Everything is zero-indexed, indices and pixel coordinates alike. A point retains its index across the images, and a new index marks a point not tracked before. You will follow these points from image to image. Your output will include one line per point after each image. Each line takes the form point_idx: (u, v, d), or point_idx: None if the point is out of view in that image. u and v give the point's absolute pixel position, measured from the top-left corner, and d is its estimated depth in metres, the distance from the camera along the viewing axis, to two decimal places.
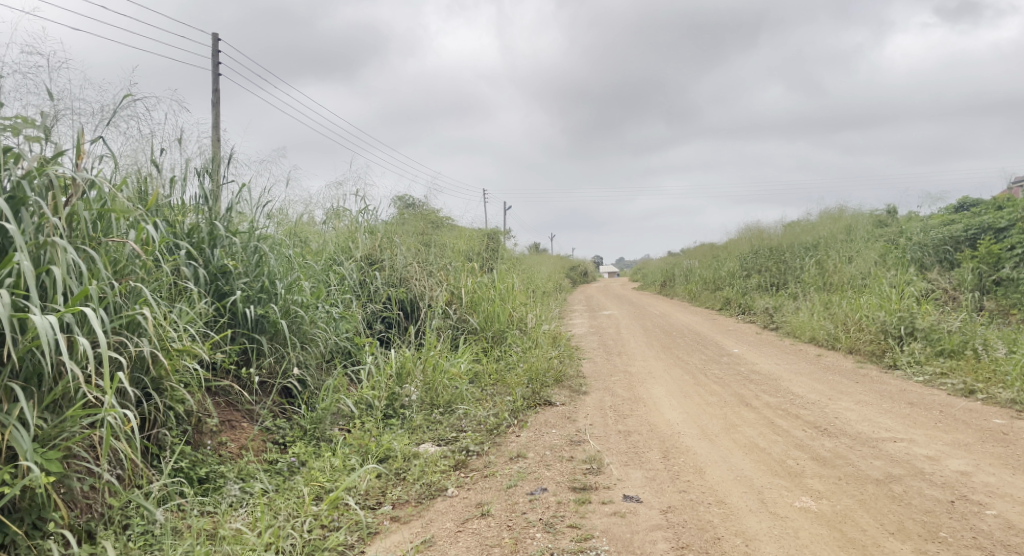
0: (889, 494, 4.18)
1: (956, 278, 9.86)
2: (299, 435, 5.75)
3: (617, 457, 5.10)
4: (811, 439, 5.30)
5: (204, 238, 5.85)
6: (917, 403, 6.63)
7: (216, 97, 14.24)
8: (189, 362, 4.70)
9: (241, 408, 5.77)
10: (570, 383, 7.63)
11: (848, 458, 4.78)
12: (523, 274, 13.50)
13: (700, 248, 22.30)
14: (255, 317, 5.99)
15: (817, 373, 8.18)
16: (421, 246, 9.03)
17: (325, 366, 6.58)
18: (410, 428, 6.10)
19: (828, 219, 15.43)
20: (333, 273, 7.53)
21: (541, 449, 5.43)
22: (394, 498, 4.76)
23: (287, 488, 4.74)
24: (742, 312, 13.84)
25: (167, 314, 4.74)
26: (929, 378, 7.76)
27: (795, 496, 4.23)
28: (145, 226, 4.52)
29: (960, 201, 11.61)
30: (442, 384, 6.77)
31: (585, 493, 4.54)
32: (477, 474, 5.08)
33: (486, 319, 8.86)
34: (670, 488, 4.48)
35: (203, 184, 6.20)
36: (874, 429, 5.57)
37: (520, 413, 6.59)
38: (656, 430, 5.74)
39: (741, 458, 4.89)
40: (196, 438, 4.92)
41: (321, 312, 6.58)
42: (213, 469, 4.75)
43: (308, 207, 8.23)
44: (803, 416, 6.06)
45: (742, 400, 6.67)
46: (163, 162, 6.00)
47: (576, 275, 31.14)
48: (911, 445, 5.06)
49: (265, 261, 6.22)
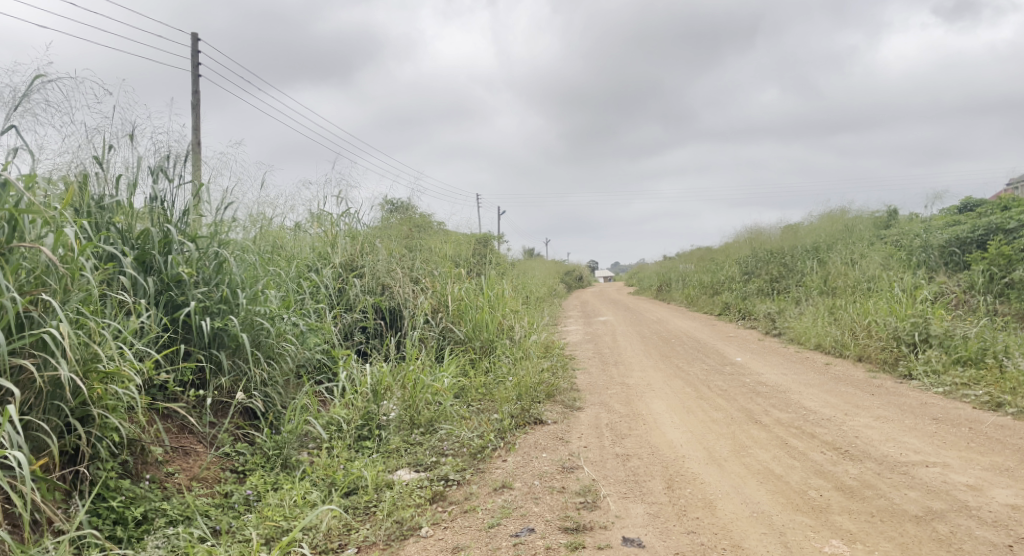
0: (934, 536, 3.62)
1: (966, 281, 9.28)
2: (261, 462, 5.15)
3: (615, 487, 4.49)
4: (832, 464, 4.71)
5: (153, 245, 5.26)
6: (943, 419, 6.04)
7: (195, 98, 13.67)
8: (120, 387, 4.15)
9: (196, 432, 5.17)
10: (563, 397, 7.01)
11: (877, 487, 4.20)
12: (515, 280, 12.89)
13: (697, 251, 21.74)
14: (212, 331, 5.38)
15: (829, 383, 7.59)
16: (404, 251, 8.43)
17: (296, 383, 5.96)
18: (386, 452, 5.51)
19: (829, 221, 14.84)
20: (306, 282, 6.91)
21: (529, 478, 4.82)
22: (360, 540, 4.22)
23: (236, 530, 4.29)
24: (743, 318, 13.25)
25: (99, 330, 4.21)
26: (949, 390, 7.17)
27: (823, 539, 3.68)
28: (64, 230, 4.01)
29: (963, 201, 11.08)
30: (423, 402, 6.15)
31: (578, 535, 3.96)
32: (456, 508, 4.49)
33: (474, 328, 8.22)
34: (676, 528, 3.91)
35: (157, 184, 5.61)
36: (901, 451, 4.97)
37: (508, 434, 5.96)
38: (658, 454, 5.14)
39: (755, 488, 4.30)
40: (138, 470, 4.47)
41: (289, 323, 5.94)
42: (152, 508, 4.24)
43: (282, 211, 7.65)
44: (820, 436, 5.46)
45: (751, 418, 6.07)
46: (111, 160, 5.43)
47: (570, 278, 30.55)
48: (948, 472, 4.48)
49: (226, 268, 5.61)
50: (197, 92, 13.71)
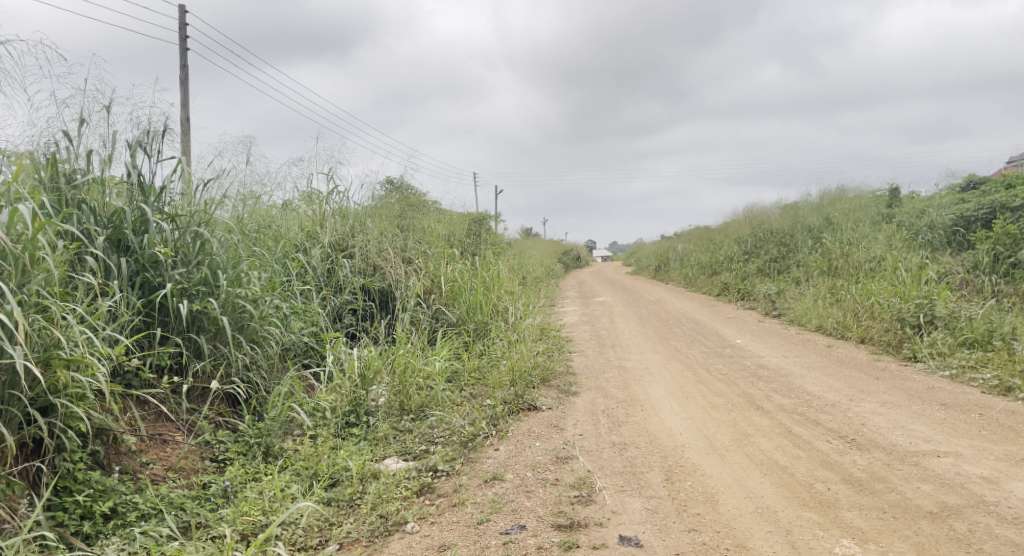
0: (952, 536, 3.45)
1: (970, 260, 9.00)
2: (242, 451, 4.88)
3: (612, 480, 4.27)
4: (839, 454, 4.49)
5: (127, 224, 4.99)
6: (951, 404, 5.82)
7: (184, 73, 13.30)
8: (83, 375, 3.98)
9: (174, 419, 4.94)
10: (558, 382, 6.78)
11: (888, 480, 3.98)
12: (511, 261, 12.64)
13: (696, 231, 21.45)
14: (190, 315, 5.13)
15: (832, 367, 7.36)
16: (396, 231, 8.16)
17: (281, 367, 5.72)
18: (374, 440, 5.28)
19: (830, 200, 14.54)
20: (291, 263, 6.65)
21: (522, 469, 4.59)
22: (343, 535, 4.03)
23: (212, 524, 4.11)
24: (742, 299, 13.02)
25: (61, 315, 4.06)
26: (956, 373, 6.95)
27: (832, 538, 3.49)
28: (18, 207, 3.91)
29: (966, 179, 10.80)
30: (413, 386, 5.91)
31: (572, 533, 3.74)
32: (444, 502, 4.28)
33: (468, 310, 7.98)
34: (676, 525, 3.70)
35: (133, 160, 5.28)
36: (910, 439, 4.76)
37: (500, 421, 5.73)
38: (657, 443, 4.92)
39: (759, 481, 4.08)
40: (109, 460, 4.26)
41: (273, 306, 5.69)
42: (124, 502, 4.05)
43: (268, 188, 7.37)
44: (825, 423, 5.24)
45: (753, 404, 5.84)
46: (84, 133, 5.14)
47: (567, 258, 30.30)
48: (961, 462, 4.27)
49: (206, 248, 5.36)
50: (187, 67, 13.34)
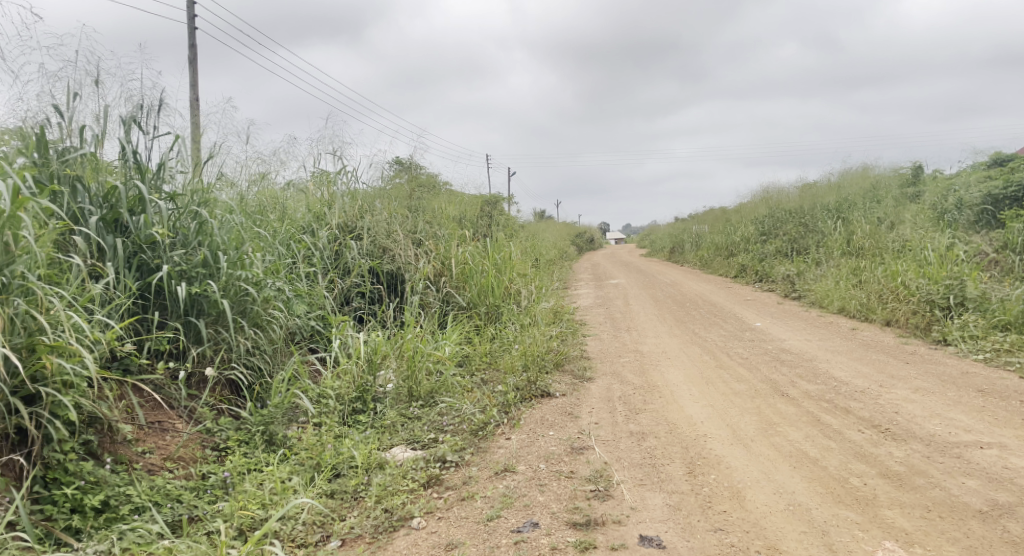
0: (1006, 537, 3.19)
1: (1000, 239, 8.62)
2: (244, 440, 4.63)
3: (631, 473, 4.01)
4: (873, 444, 4.21)
5: (123, 203, 4.74)
6: (989, 390, 5.51)
7: (191, 53, 13.02)
8: (68, 362, 3.77)
9: (175, 406, 4.71)
10: (573, 367, 6.52)
11: (930, 474, 3.71)
12: (523, 243, 12.32)
13: (711, 212, 21.03)
14: (189, 297, 4.88)
15: (858, 350, 7.04)
16: (405, 211, 7.88)
17: (286, 351, 5.48)
18: (380, 428, 5.04)
19: (851, 178, 14.12)
20: (296, 244, 6.39)
21: (535, 460, 4.34)
22: (346, 531, 3.80)
23: (210, 518, 3.90)
24: (761, 281, 12.66)
25: (48, 298, 3.85)
26: (990, 357, 6.63)
27: (873, 540, 3.23)
28: None
29: (995, 156, 10.37)
30: (422, 371, 5.66)
31: (588, 532, 3.50)
32: (453, 495, 4.04)
33: (478, 293, 7.72)
34: (702, 524, 3.44)
35: (128, 136, 5.02)
36: (949, 429, 4.46)
37: (512, 408, 5.47)
38: (677, 432, 4.65)
39: (790, 475, 3.81)
40: (101, 451, 4.04)
41: (275, 288, 5.43)
42: (116, 494, 3.84)
43: (270, 167, 7.09)
44: (856, 411, 4.94)
45: (778, 390, 5.56)
46: (76, 109, 4.89)
47: (581, 241, 29.89)
48: (1007, 454, 3.98)
49: (206, 229, 5.11)
50: (193, 46, 13.07)
